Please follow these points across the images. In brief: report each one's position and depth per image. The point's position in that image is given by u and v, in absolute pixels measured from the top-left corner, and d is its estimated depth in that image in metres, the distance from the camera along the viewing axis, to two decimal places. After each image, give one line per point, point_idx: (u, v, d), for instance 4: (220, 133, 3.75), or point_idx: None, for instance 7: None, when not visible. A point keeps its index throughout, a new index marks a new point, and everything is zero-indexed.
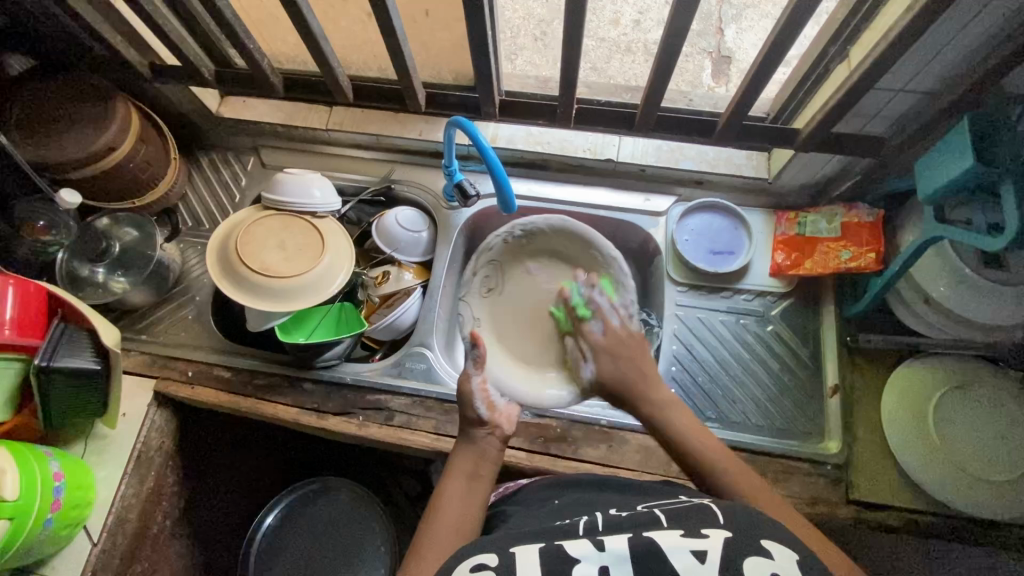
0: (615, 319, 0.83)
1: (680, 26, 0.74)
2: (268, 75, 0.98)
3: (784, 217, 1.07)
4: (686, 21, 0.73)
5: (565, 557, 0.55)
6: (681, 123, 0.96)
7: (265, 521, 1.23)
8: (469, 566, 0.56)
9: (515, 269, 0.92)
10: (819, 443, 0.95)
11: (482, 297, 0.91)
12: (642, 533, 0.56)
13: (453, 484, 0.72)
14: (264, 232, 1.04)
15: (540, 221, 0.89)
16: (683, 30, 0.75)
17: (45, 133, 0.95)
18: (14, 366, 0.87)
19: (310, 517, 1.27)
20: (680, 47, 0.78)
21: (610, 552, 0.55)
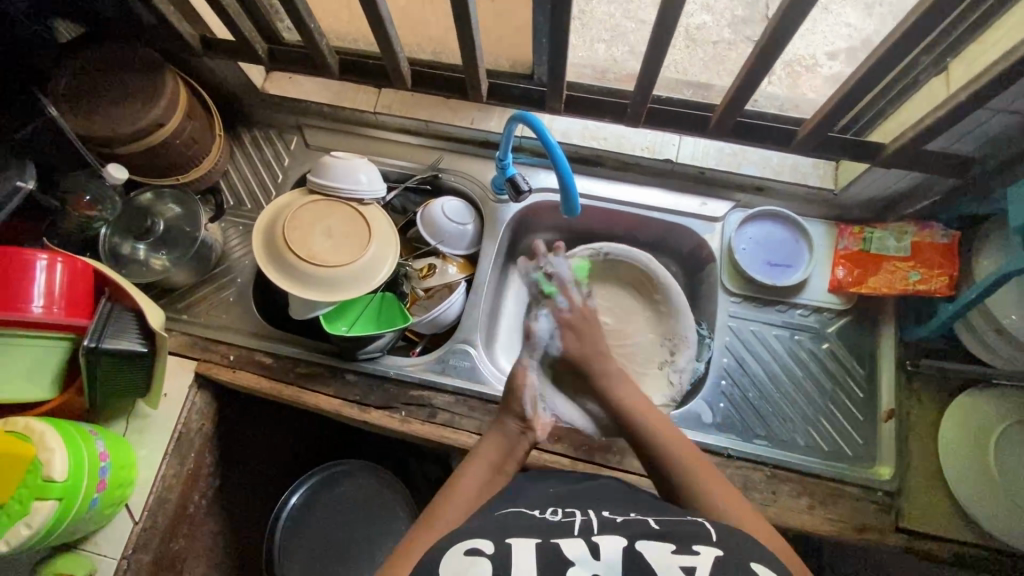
0: (576, 298, 0.98)
1: (784, 31, 0.69)
2: (325, 55, 0.93)
3: (848, 231, 1.03)
4: (792, 25, 0.68)
5: (561, 556, 0.56)
6: (759, 131, 0.90)
7: (289, 503, 1.20)
8: (464, 549, 0.57)
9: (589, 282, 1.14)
10: (870, 468, 0.93)
11: None
12: (633, 545, 0.58)
13: (480, 466, 0.80)
14: (312, 217, 1.01)
15: (625, 254, 1.09)
16: (787, 34, 0.69)
17: (94, 103, 0.91)
18: (62, 345, 0.86)
19: (332, 498, 1.27)
20: (778, 52, 0.72)
21: (604, 561, 0.56)
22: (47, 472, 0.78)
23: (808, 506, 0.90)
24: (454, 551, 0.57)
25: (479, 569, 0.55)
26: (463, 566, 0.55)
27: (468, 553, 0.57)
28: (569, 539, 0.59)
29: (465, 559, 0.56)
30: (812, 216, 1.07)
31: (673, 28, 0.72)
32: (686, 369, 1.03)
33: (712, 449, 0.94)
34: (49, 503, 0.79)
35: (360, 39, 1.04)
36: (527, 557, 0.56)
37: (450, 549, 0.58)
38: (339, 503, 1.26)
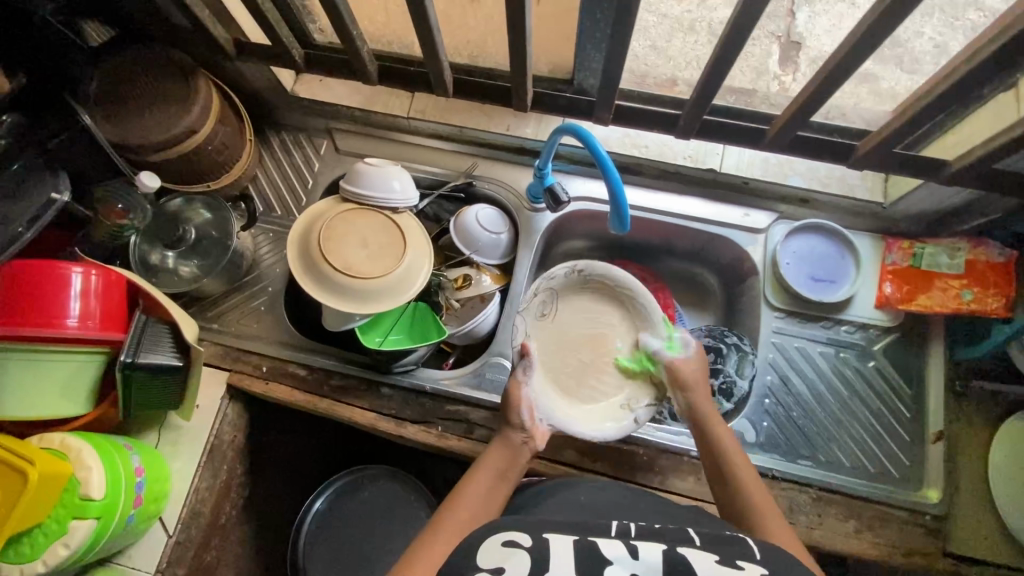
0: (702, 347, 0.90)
1: (865, 45, 0.65)
2: (365, 61, 0.91)
3: (897, 245, 1.00)
4: (874, 40, 0.65)
5: (599, 555, 0.55)
6: (819, 145, 0.85)
7: (313, 505, 1.19)
8: (500, 540, 0.58)
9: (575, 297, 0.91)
10: (917, 491, 0.91)
11: (538, 319, 0.89)
12: (675, 548, 0.56)
13: (481, 476, 0.76)
14: (347, 227, 0.98)
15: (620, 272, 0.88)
16: (869, 48, 0.65)
17: (128, 111, 0.89)
18: (97, 359, 0.84)
19: (356, 503, 1.25)
20: (854, 66, 0.69)
21: (643, 562, 0.55)
22: (85, 491, 0.77)
23: (855, 530, 0.88)
24: (490, 543, 0.57)
25: (514, 563, 0.55)
26: (500, 555, 0.56)
27: (504, 544, 0.57)
28: (607, 537, 0.58)
29: (502, 551, 0.56)
30: (859, 228, 1.03)
31: (744, 39, 0.69)
32: (729, 387, 0.98)
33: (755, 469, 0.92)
34: (86, 523, 0.77)
35: (395, 41, 1.01)
36: (565, 555, 0.55)
37: (488, 540, 0.58)
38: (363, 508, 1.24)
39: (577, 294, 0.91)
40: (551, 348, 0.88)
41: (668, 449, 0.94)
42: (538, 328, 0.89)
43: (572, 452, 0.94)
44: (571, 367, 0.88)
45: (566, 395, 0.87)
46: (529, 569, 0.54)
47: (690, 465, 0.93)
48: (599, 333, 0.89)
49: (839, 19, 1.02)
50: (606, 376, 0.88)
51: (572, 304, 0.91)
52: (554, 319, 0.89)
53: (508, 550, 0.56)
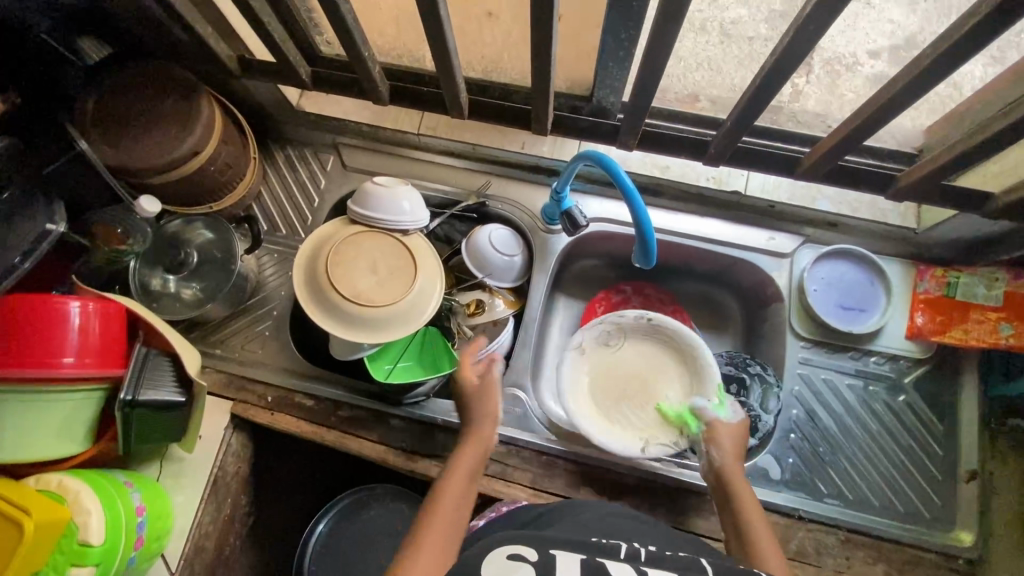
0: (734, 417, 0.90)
1: (925, 81, 0.61)
2: (375, 80, 0.87)
3: (929, 273, 0.96)
4: (929, 75, 0.60)
5: None
6: (852, 175, 0.82)
7: (315, 529, 1.12)
8: (505, 553, 0.57)
9: (641, 337, 0.95)
10: (950, 533, 0.88)
11: (600, 345, 0.94)
12: None
13: (456, 481, 0.76)
14: (356, 251, 0.94)
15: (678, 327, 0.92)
16: (928, 84, 0.61)
17: (126, 133, 0.84)
18: (96, 395, 0.80)
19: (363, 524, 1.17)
20: (910, 100, 0.64)
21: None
22: (83, 536, 0.74)
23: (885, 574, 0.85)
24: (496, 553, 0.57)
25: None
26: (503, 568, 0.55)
27: (510, 558, 0.56)
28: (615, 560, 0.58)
29: (507, 564, 0.55)
30: (888, 253, 0.99)
31: (793, 67, 0.64)
32: (754, 421, 0.94)
33: (782, 510, 0.89)
34: (86, 569, 0.74)
35: (405, 55, 0.96)
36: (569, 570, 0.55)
37: (493, 552, 0.57)
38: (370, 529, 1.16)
39: (642, 336, 0.95)
40: (600, 374, 0.93)
41: (690, 488, 0.90)
42: (596, 354, 0.94)
43: (588, 488, 0.91)
44: (618, 395, 0.92)
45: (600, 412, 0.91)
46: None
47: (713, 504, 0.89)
48: (655, 375, 0.93)
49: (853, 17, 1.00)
50: (644, 412, 0.91)
51: (635, 343, 0.95)
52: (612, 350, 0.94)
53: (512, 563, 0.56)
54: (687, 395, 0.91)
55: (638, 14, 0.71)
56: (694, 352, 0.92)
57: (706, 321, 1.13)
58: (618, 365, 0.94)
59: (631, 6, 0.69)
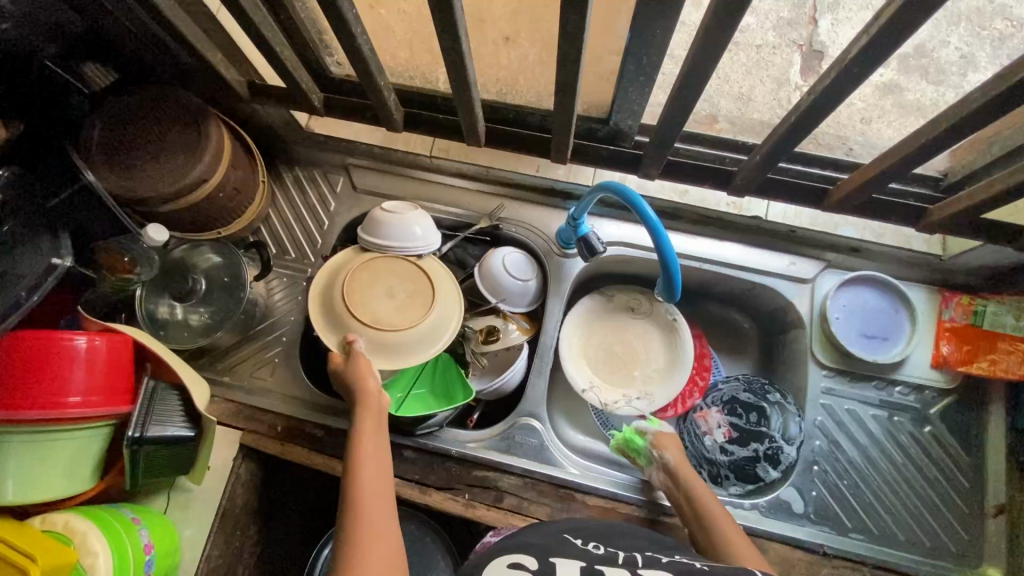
0: (718, 429, 0.96)
1: (970, 123, 0.59)
2: (389, 106, 0.85)
3: (955, 300, 0.93)
4: (975, 119, 0.58)
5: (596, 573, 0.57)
6: (882, 207, 0.80)
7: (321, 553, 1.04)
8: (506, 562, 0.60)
9: (661, 331, 1.06)
10: (978, 569, 0.86)
11: (629, 313, 1.07)
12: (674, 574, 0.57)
13: (370, 487, 0.73)
14: (373, 276, 0.90)
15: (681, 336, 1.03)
16: (972, 128, 0.59)
17: (133, 160, 0.82)
18: (102, 432, 0.78)
19: None
20: (953, 141, 0.62)
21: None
22: None
23: None
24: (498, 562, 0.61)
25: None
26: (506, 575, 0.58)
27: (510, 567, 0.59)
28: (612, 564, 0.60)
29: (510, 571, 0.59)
30: (912, 279, 0.97)
31: (831, 106, 0.62)
32: (776, 453, 0.91)
33: (805, 545, 0.86)
34: None
35: (418, 76, 0.93)
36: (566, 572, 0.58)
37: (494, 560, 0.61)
38: None
39: (656, 331, 1.06)
40: (611, 329, 1.07)
41: None
42: (618, 318, 1.08)
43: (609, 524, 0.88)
44: (604, 355, 1.05)
45: (586, 350, 1.05)
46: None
47: None
48: (643, 358, 1.05)
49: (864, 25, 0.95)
50: (613, 374, 1.04)
51: (650, 331, 1.06)
52: (631, 320, 1.07)
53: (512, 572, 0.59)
54: (649, 386, 1.02)
55: (663, 43, 0.69)
56: (680, 363, 1.02)
57: (723, 345, 1.11)
58: (603, 328, 1.07)
59: (656, 35, 0.67)
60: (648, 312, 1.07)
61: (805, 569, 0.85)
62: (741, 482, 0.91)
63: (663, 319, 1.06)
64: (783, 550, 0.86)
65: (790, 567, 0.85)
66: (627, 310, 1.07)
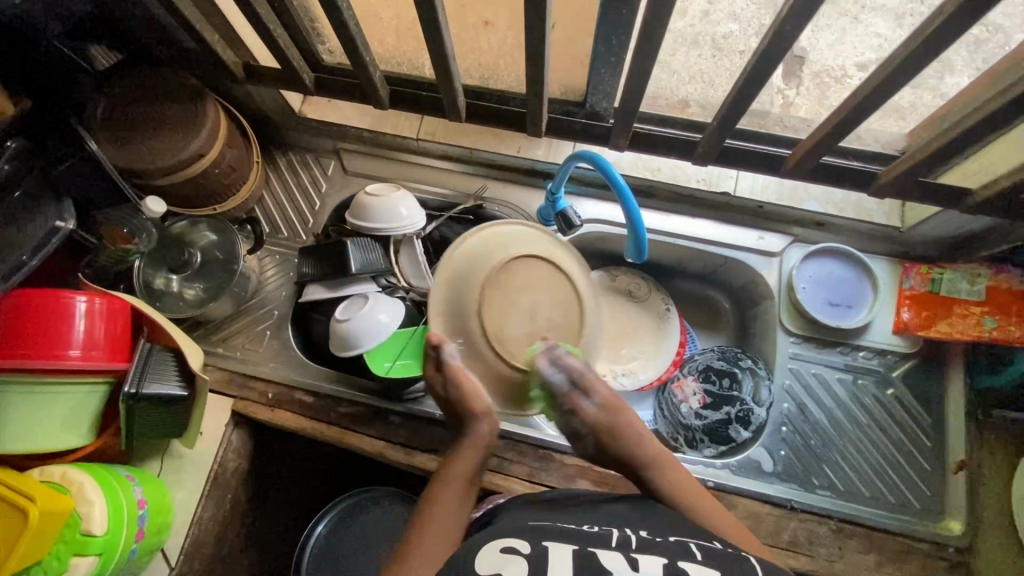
0: (692, 397, 1.01)
1: (898, 77, 0.64)
2: (375, 85, 0.90)
3: (914, 269, 0.98)
4: (903, 74, 0.63)
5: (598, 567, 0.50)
6: (837, 172, 0.85)
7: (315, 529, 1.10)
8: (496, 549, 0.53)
9: (655, 315, 1.12)
10: (940, 523, 0.89)
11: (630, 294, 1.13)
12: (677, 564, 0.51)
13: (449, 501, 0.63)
14: (524, 283, 0.71)
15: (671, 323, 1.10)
16: (900, 81, 0.65)
17: (134, 135, 0.87)
18: (100, 389, 0.82)
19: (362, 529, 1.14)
20: (885, 96, 0.67)
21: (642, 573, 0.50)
22: (86, 527, 0.75)
23: (877, 564, 0.86)
24: (488, 547, 0.54)
25: (514, 566, 0.51)
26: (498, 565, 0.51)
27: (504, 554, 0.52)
28: (606, 548, 0.53)
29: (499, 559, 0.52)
30: (876, 252, 1.02)
31: (775, 69, 0.67)
32: (747, 415, 0.96)
33: (774, 501, 0.90)
34: (88, 559, 0.75)
35: (405, 62, 0.99)
36: (560, 561, 0.51)
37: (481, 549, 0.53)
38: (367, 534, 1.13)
39: (651, 313, 1.12)
40: (610, 306, 1.13)
41: None
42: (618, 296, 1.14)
43: (588, 483, 0.91)
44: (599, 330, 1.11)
45: None
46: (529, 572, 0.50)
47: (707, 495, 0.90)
48: (634, 338, 1.11)
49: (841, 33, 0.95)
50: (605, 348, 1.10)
51: (646, 313, 1.12)
52: (630, 300, 1.13)
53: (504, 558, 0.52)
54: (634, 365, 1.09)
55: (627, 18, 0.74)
56: (667, 347, 1.09)
57: (700, 320, 1.16)
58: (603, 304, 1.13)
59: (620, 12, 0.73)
60: (648, 296, 1.13)
61: (772, 523, 0.88)
62: (714, 443, 0.97)
63: (658, 304, 1.12)
64: (752, 505, 0.90)
65: (759, 521, 0.89)
66: (627, 290, 1.14)
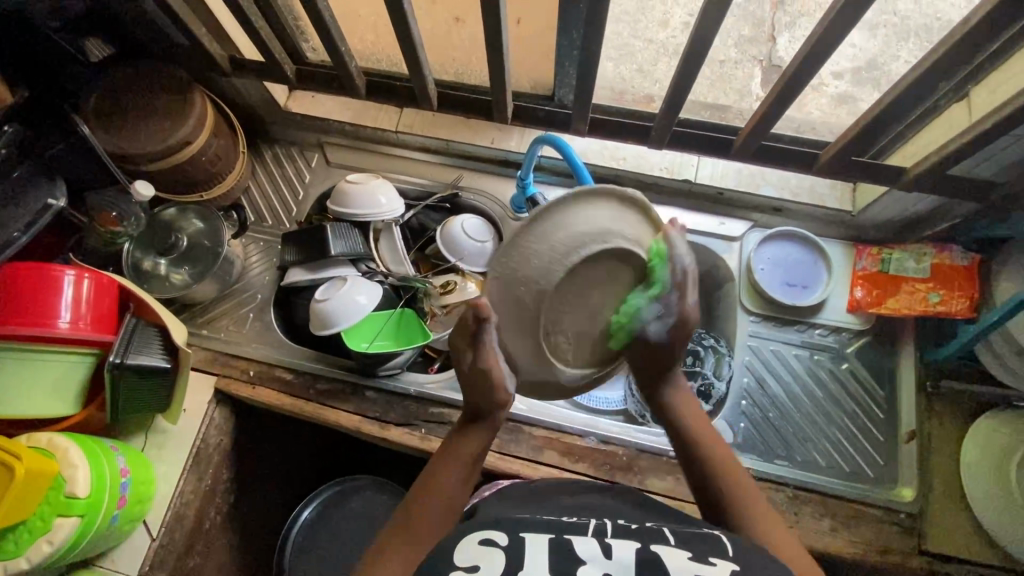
0: None
1: (820, 56, 0.70)
2: (352, 76, 0.96)
3: (866, 251, 1.03)
4: (824, 52, 0.69)
5: (573, 554, 0.53)
6: (783, 154, 0.91)
7: (301, 514, 1.14)
8: (478, 539, 0.55)
9: None
10: (892, 490, 0.93)
11: None
12: (647, 547, 0.54)
13: (431, 507, 0.63)
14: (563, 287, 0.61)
15: None
16: (822, 58, 0.70)
17: (124, 123, 0.93)
18: (87, 360, 0.86)
19: (344, 519, 1.17)
20: (812, 72, 0.73)
21: (616, 562, 0.53)
22: (70, 489, 0.78)
23: (831, 528, 0.89)
24: (471, 539, 0.55)
25: (496, 560, 0.52)
26: (480, 556, 0.53)
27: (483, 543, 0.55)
28: (583, 536, 0.56)
29: (481, 549, 0.54)
30: (831, 237, 1.07)
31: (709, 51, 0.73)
32: (708, 389, 1.01)
33: None
34: (71, 520, 0.79)
35: (383, 59, 1.05)
36: (538, 556, 0.53)
37: (463, 540, 0.55)
38: (348, 523, 1.17)
39: None
40: None
41: (649, 450, 0.95)
42: None
43: (554, 455, 0.95)
44: None
45: None
46: (509, 567, 0.52)
47: (668, 464, 0.94)
48: None
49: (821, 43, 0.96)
50: None
51: None
52: None
53: (487, 549, 0.54)
54: None
55: None
56: None
57: None
58: None
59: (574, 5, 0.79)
60: None
61: None
62: None
63: None
64: None
65: None
66: None
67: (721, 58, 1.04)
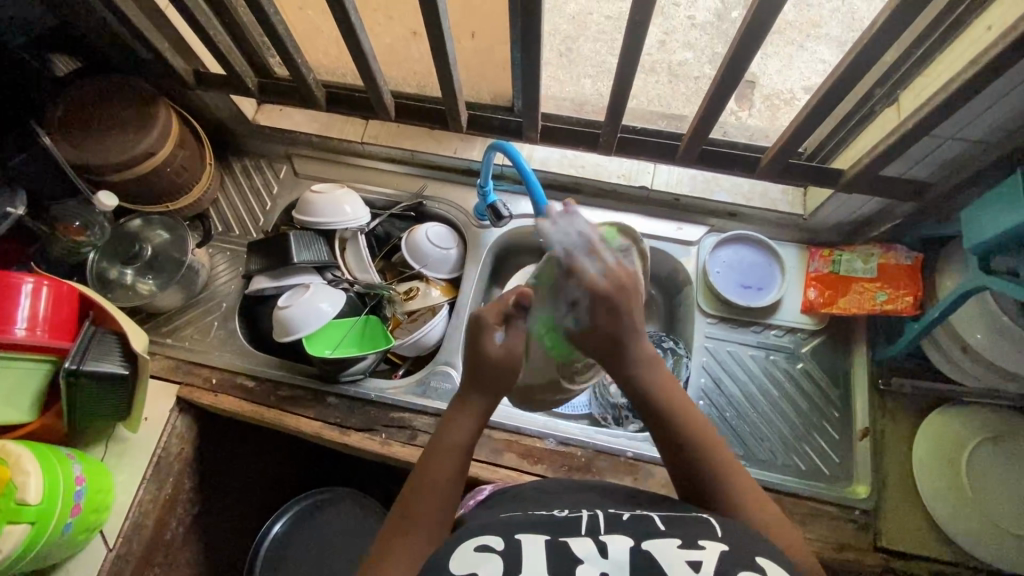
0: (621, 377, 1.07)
1: (745, 63, 0.74)
2: (311, 88, 0.99)
3: (818, 253, 1.06)
4: (747, 57, 0.73)
5: (569, 555, 0.48)
6: (725, 158, 0.95)
7: (271, 527, 1.13)
8: (472, 546, 0.49)
9: None
10: (847, 487, 0.94)
11: None
12: (640, 540, 0.50)
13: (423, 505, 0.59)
14: None
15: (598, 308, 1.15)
16: (744, 64, 0.74)
17: (88, 134, 0.95)
18: (44, 367, 0.87)
19: (313, 532, 1.16)
20: (738, 79, 0.77)
21: (613, 559, 0.48)
22: (20, 496, 0.77)
23: None
24: (462, 548, 0.49)
25: (490, 566, 0.47)
26: (474, 565, 0.47)
27: (477, 550, 0.49)
28: (578, 536, 0.51)
29: (476, 557, 0.48)
30: (784, 239, 1.10)
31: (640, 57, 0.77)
32: None
33: None
34: (20, 527, 0.77)
35: (344, 73, 1.08)
36: (537, 558, 0.48)
37: (457, 547, 0.49)
38: (318, 536, 1.16)
39: None
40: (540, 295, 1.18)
41: (606, 450, 0.96)
42: None
43: (513, 458, 0.95)
44: None
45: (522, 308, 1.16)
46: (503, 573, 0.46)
47: (626, 465, 0.95)
48: None
49: (789, 59, 1.05)
50: None
51: None
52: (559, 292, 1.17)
53: (482, 556, 0.48)
54: None
55: None
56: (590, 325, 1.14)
57: None
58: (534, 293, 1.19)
59: None
60: None
61: None
62: None
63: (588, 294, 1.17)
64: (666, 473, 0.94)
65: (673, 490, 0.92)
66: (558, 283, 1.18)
67: (697, 74, 1.09)
